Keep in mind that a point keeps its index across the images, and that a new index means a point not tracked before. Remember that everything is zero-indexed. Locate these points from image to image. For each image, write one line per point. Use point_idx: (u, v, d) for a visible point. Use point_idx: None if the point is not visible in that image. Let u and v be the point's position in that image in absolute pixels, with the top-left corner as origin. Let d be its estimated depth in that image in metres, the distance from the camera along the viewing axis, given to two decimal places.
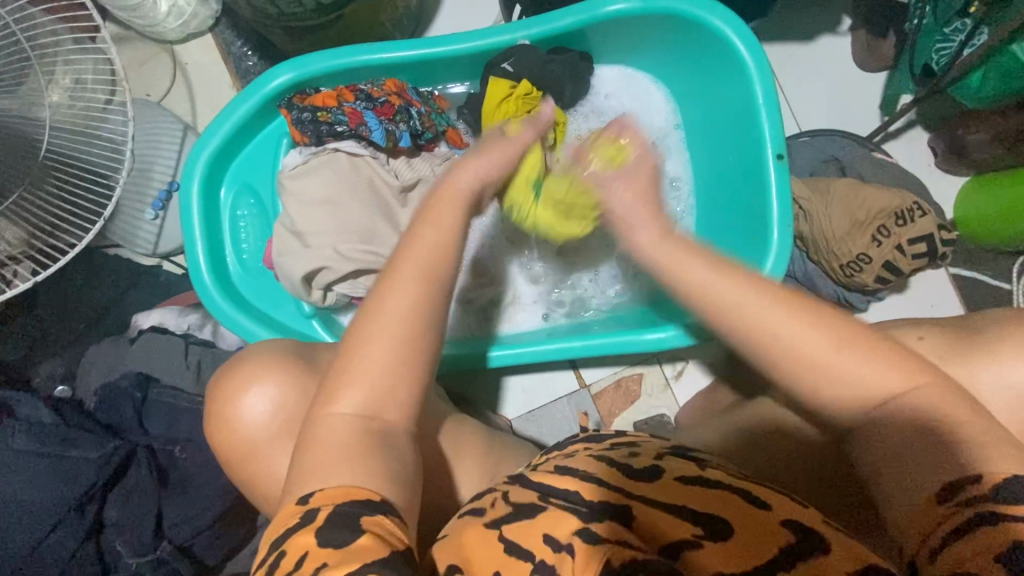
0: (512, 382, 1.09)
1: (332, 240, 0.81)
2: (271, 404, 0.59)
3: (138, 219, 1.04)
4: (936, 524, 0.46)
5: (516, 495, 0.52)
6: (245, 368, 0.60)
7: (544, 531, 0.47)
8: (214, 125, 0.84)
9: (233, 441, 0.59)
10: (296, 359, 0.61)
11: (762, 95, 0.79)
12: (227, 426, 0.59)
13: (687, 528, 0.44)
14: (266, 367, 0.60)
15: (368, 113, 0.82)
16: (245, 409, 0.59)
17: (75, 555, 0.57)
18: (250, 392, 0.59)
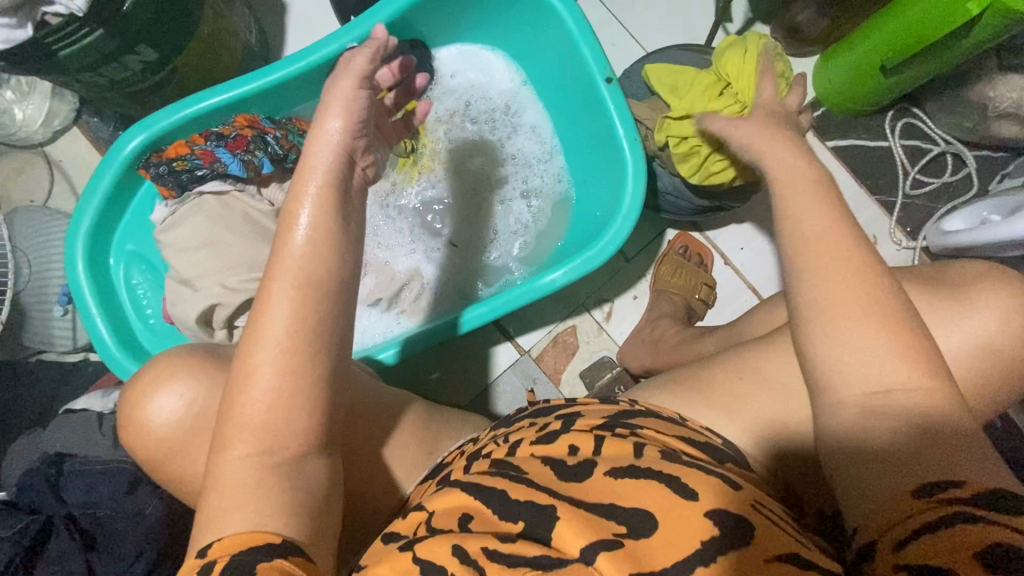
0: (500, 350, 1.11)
1: (218, 277, 0.83)
2: (182, 405, 0.59)
3: (49, 318, 1.06)
4: (908, 515, 0.42)
5: (437, 508, 0.50)
6: (147, 376, 0.61)
7: (454, 543, 0.45)
8: (83, 201, 0.86)
9: (151, 442, 0.60)
10: (202, 356, 0.62)
11: (575, 29, 0.84)
12: (146, 452, 0.61)
13: (608, 528, 0.44)
14: (171, 368, 0.61)
15: (220, 150, 0.85)
16: (150, 418, 0.60)
17: None
18: (155, 398, 0.60)
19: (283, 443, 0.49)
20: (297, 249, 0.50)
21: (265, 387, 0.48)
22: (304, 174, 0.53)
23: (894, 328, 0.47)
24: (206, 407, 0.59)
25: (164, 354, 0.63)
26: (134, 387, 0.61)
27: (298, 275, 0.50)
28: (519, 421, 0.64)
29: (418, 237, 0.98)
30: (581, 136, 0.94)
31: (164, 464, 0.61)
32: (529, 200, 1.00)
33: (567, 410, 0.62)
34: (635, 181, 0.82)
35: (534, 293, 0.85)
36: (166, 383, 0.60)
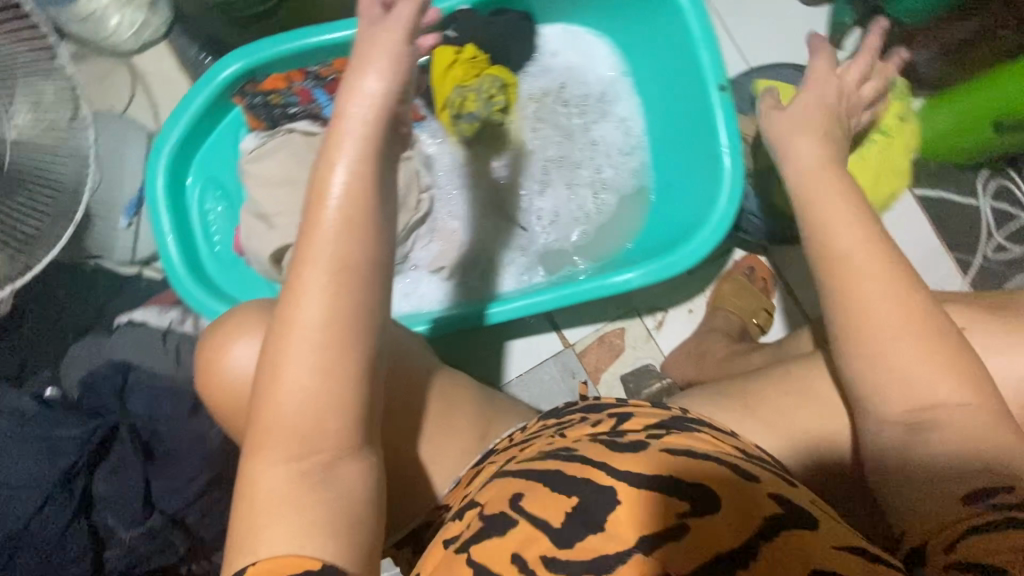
0: (511, 346, 1.10)
1: (295, 218, 0.82)
2: (254, 356, 0.58)
3: (112, 227, 1.06)
4: (954, 521, 0.44)
5: (484, 499, 0.46)
6: (230, 325, 0.61)
7: (514, 546, 0.40)
8: (171, 122, 0.86)
9: (223, 390, 0.60)
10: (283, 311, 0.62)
11: (698, 28, 0.81)
12: (214, 389, 0.61)
13: (672, 507, 0.41)
14: (248, 320, 0.60)
15: (318, 91, 0.84)
16: (230, 363, 0.59)
17: (66, 533, 0.58)
18: (232, 348, 0.59)
19: (366, 403, 0.49)
20: (336, 194, 0.49)
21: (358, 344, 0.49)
22: (341, 136, 0.51)
23: (933, 350, 0.48)
24: None
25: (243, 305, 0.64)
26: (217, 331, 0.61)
27: (346, 217, 0.48)
28: (570, 411, 0.63)
29: (487, 217, 0.97)
30: (677, 138, 0.92)
31: (231, 398, 0.61)
32: (605, 195, 0.98)
33: (618, 409, 0.60)
34: (730, 195, 0.80)
35: (597, 291, 0.84)
36: (238, 334, 0.59)
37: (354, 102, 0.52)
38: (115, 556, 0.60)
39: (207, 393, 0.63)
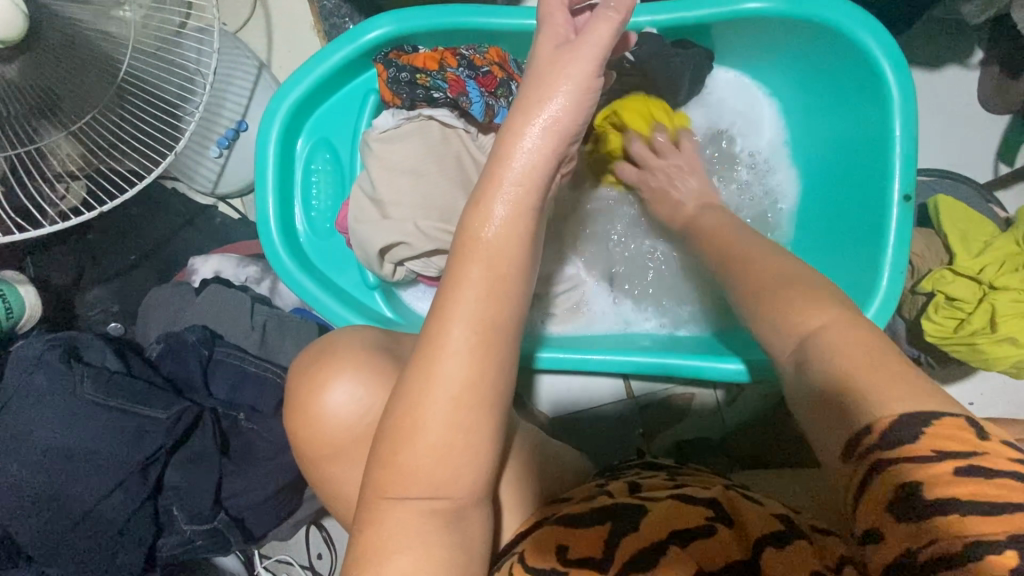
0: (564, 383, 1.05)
1: (412, 214, 0.76)
2: (354, 401, 0.54)
3: (201, 155, 0.99)
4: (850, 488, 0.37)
5: (531, 555, 0.47)
6: (331, 359, 0.56)
7: None
8: (301, 73, 0.78)
9: (318, 432, 0.55)
10: (382, 357, 0.57)
11: (900, 124, 0.72)
12: (305, 425, 0.56)
13: (696, 514, 0.46)
14: (350, 363, 0.56)
15: (470, 82, 0.76)
16: (329, 403, 0.55)
17: (132, 518, 0.53)
18: (332, 389, 0.55)
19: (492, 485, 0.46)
20: (488, 242, 0.44)
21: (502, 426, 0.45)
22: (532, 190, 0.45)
23: (807, 306, 0.44)
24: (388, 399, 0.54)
25: (348, 338, 0.59)
26: (316, 361, 0.57)
27: (494, 273, 0.44)
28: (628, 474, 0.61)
29: (591, 254, 0.91)
30: (829, 224, 0.84)
31: (318, 437, 0.55)
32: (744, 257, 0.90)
33: (689, 478, 0.58)
34: (877, 313, 0.71)
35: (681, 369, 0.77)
36: (341, 375, 0.55)
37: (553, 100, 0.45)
38: (170, 542, 0.56)
39: (290, 423, 0.58)
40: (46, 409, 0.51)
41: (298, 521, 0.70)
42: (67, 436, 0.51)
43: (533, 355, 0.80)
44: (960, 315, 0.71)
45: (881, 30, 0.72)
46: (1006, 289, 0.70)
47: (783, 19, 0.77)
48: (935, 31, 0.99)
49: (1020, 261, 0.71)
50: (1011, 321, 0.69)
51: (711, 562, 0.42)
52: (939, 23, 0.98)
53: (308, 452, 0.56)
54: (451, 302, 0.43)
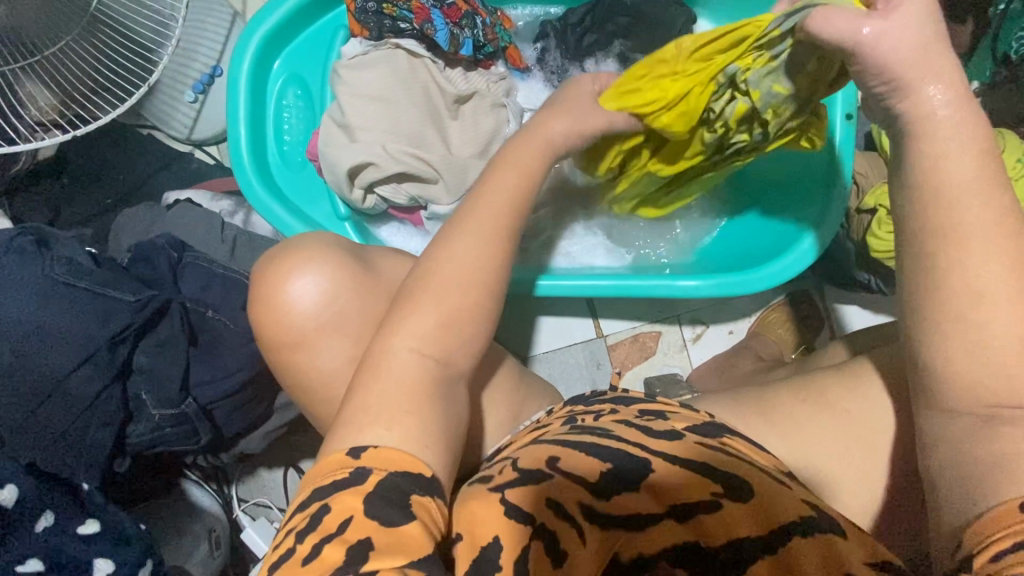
0: (547, 322, 1.08)
1: (380, 137, 0.80)
2: (320, 293, 0.56)
3: (177, 100, 1.01)
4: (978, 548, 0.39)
5: (523, 459, 0.49)
6: (291, 252, 0.58)
7: (551, 497, 0.44)
8: (270, 6, 0.81)
9: (279, 327, 0.56)
10: (345, 252, 0.59)
11: None
12: (266, 317, 0.57)
13: (706, 487, 0.45)
14: (312, 255, 0.57)
15: (435, 11, 0.80)
16: (293, 294, 0.56)
17: (100, 397, 0.55)
18: (296, 279, 0.56)
19: (447, 347, 0.50)
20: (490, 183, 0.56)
21: (452, 294, 0.51)
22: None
23: None
24: (347, 289, 0.56)
25: (311, 237, 0.60)
26: (282, 252, 0.58)
27: None
28: (598, 401, 0.62)
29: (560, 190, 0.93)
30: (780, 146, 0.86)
31: (278, 331, 0.57)
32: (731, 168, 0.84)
33: (650, 406, 0.59)
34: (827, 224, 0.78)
35: (660, 290, 0.81)
36: (307, 266, 0.56)
37: None
38: (139, 430, 0.59)
39: (254, 322, 0.59)
40: (15, 289, 0.54)
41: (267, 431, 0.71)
42: (37, 313, 0.53)
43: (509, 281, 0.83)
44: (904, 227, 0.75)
45: None
46: None
47: None
48: None
49: None
50: None
51: (710, 540, 0.43)
52: None
53: (271, 344, 0.58)
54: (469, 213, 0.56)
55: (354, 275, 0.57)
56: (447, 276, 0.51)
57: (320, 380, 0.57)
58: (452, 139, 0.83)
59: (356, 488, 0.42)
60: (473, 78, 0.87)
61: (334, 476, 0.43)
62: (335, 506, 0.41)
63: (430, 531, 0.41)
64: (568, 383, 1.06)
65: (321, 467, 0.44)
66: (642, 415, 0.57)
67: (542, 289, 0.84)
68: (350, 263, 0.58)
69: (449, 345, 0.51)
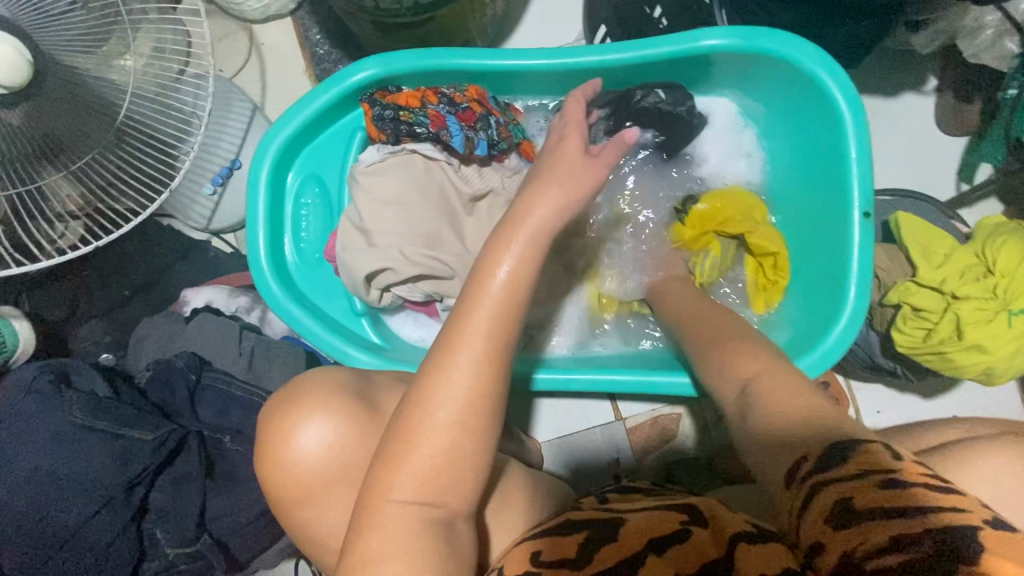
0: (562, 406, 1.06)
1: (398, 241, 0.81)
2: (324, 448, 0.55)
3: (196, 193, 1.03)
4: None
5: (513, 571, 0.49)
6: (289, 408, 0.56)
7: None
8: (290, 115, 0.83)
9: (287, 483, 0.55)
10: (349, 392, 0.58)
11: (855, 147, 0.77)
12: (275, 479, 0.56)
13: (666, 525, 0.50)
14: (315, 403, 0.56)
15: (450, 118, 0.81)
16: (296, 451, 0.55)
17: (115, 540, 0.54)
18: (300, 435, 0.55)
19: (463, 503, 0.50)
20: (503, 290, 0.52)
21: (476, 439, 0.50)
22: (517, 234, 0.55)
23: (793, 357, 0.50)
24: (352, 450, 0.55)
25: (313, 378, 0.58)
26: (284, 402, 0.57)
27: (513, 329, 0.52)
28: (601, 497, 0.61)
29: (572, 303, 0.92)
30: (821, 245, 0.83)
31: (294, 472, 0.55)
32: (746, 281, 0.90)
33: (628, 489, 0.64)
34: (847, 326, 0.74)
35: (676, 385, 0.79)
36: (308, 420, 0.55)
37: (552, 191, 0.57)
38: (153, 569, 0.56)
39: (263, 477, 0.59)
40: (35, 433, 0.53)
41: (282, 548, 0.69)
42: (56, 457, 0.53)
43: (532, 378, 0.82)
44: (941, 332, 0.73)
45: (833, 65, 0.77)
46: (966, 299, 0.72)
47: (745, 53, 0.81)
48: (891, 60, 1.05)
49: (983, 270, 0.74)
50: (977, 328, 0.71)
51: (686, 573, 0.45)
52: (892, 54, 1.04)
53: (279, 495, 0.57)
54: (489, 346, 0.51)
55: (362, 426, 0.56)
56: (472, 423, 0.50)
57: (340, 517, 0.55)
58: (467, 237, 0.85)
59: None
60: (488, 175, 0.88)
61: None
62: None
63: None
64: (588, 471, 1.03)
65: None
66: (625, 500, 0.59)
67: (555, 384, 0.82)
68: (353, 409, 0.56)
69: (459, 494, 0.50)
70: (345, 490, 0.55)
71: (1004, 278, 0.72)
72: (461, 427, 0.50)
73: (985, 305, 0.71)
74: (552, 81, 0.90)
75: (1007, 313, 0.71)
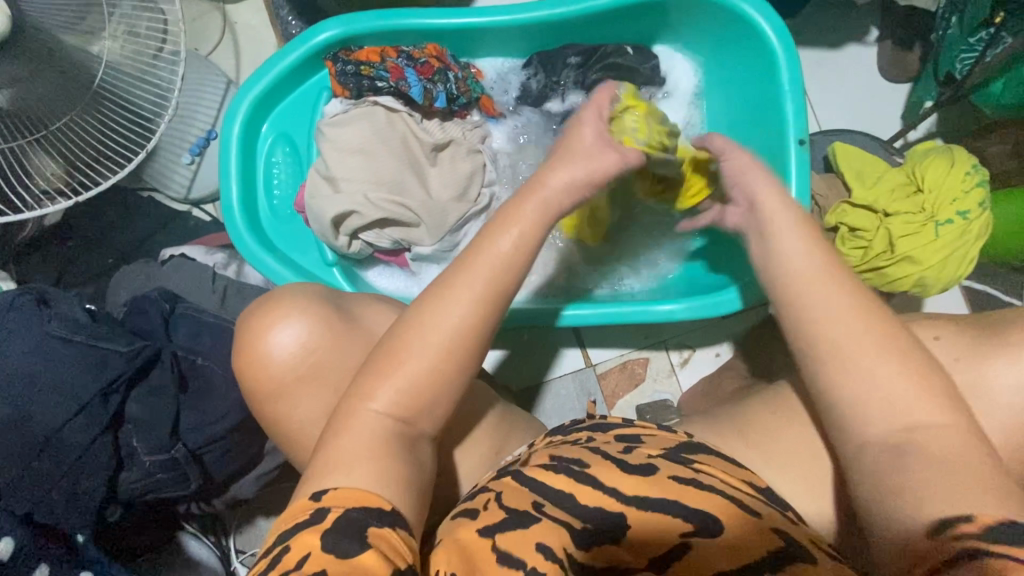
0: (536, 355, 1.09)
1: (362, 187, 0.85)
2: (291, 351, 0.60)
3: (174, 163, 1.08)
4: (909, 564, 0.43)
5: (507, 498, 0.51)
6: (259, 316, 0.61)
7: (538, 542, 0.47)
8: (257, 75, 0.88)
9: (261, 379, 0.61)
10: (317, 303, 0.63)
11: (788, 82, 0.81)
12: (249, 377, 0.61)
13: (676, 528, 0.48)
14: (284, 311, 0.61)
15: (409, 70, 0.86)
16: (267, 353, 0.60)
17: (93, 444, 0.58)
18: (270, 337, 0.60)
19: (423, 393, 0.53)
20: None
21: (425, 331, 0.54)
22: None
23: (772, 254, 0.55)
24: (317, 353, 0.60)
25: (286, 291, 0.64)
26: (257, 311, 0.62)
27: None
28: (575, 427, 0.63)
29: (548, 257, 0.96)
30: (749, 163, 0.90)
31: (268, 373, 0.60)
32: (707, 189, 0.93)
33: (628, 430, 0.60)
34: None
35: (643, 317, 0.84)
36: (279, 324, 0.61)
37: None
38: (130, 477, 0.61)
39: (242, 383, 0.63)
40: (17, 345, 0.57)
41: (258, 473, 0.72)
42: (36, 366, 0.57)
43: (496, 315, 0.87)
44: (875, 245, 0.77)
45: (764, 6, 0.82)
46: (896, 215, 0.77)
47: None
48: (834, 13, 1.10)
49: (913, 188, 0.79)
50: (907, 241, 0.76)
51: None
52: (834, 6, 1.10)
53: (253, 397, 0.62)
54: None
55: (326, 335, 0.61)
56: (421, 315, 0.54)
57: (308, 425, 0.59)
58: (432, 185, 0.89)
59: (314, 527, 0.45)
60: (449, 127, 0.93)
61: (296, 519, 0.46)
62: (295, 544, 0.44)
63: (391, 560, 0.44)
64: (561, 416, 1.07)
65: (289, 512, 0.47)
66: (618, 441, 0.57)
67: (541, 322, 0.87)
68: (318, 319, 0.61)
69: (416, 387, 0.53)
70: (314, 389, 0.60)
71: (931, 194, 0.76)
72: (412, 317, 0.54)
73: (915, 219, 0.76)
74: (506, 38, 0.94)
75: (935, 224, 0.75)
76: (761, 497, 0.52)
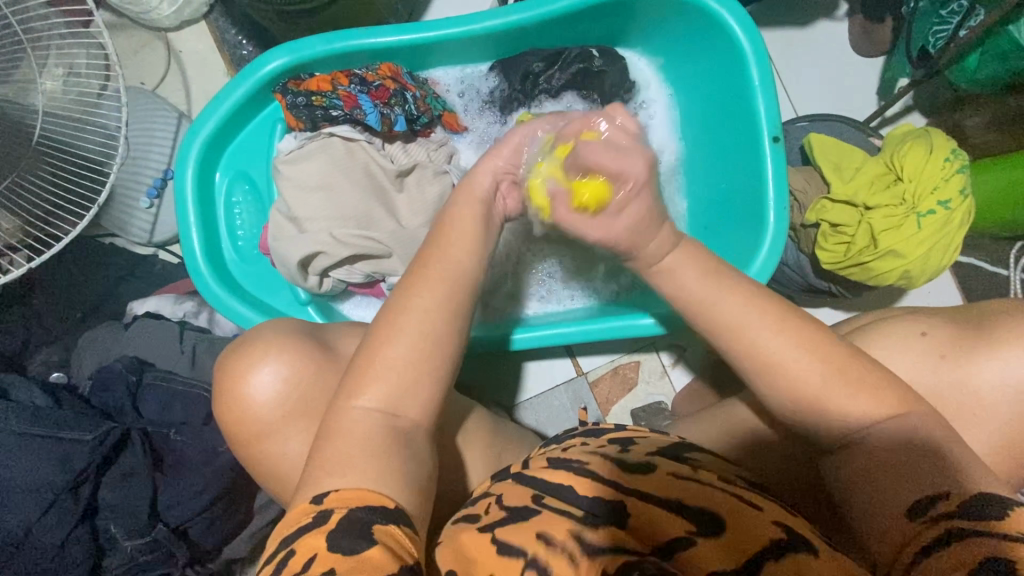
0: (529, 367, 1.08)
1: (327, 223, 0.82)
2: (264, 421, 0.58)
3: (133, 207, 1.04)
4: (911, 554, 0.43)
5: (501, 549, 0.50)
6: (226, 383, 0.59)
7: (540, 529, 0.45)
8: (206, 114, 0.83)
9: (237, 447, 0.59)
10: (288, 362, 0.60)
11: (758, 76, 0.78)
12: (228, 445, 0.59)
13: (679, 519, 0.43)
14: (248, 377, 0.59)
15: (363, 96, 0.82)
16: (237, 425, 0.59)
17: (69, 538, 0.59)
18: (239, 407, 0.58)
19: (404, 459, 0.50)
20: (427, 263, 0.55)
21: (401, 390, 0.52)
22: None
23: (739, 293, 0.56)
24: (293, 418, 0.58)
25: (255, 343, 0.61)
26: (224, 377, 0.60)
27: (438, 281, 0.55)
28: (570, 436, 0.60)
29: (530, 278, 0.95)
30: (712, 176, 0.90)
31: (244, 441, 0.58)
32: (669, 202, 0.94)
33: (619, 433, 0.57)
34: (772, 245, 0.77)
35: (626, 332, 0.82)
36: (247, 391, 0.59)
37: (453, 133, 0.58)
38: (115, 562, 0.62)
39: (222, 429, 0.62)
40: None
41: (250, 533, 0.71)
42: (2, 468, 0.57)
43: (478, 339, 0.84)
44: (861, 234, 0.75)
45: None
46: (875, 208, 0.75)
47: None
48: None
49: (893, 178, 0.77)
50: (890, 234, 0.74)
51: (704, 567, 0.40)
52: None
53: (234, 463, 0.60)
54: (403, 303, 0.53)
55: (300, 399, 0.59)
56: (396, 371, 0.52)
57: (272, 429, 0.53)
58: (400, 214, 0.85)
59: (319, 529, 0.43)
60: (413, 150, 0.89)
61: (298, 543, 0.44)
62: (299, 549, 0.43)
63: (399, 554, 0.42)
64: (556, 427, 1.06)
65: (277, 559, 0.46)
66: (614, 444, 0.54)
67: (519, 343, 0.85)
68: (289, 383, 0.59)
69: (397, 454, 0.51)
70: (297, 445, 0.58)
71: (911, 182, 0.74)
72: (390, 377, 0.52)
73: (895, 211, 0.74)
74: (462, 50, 0.90)
75: (918, 216, 0.74)
76: (767, 498, 0.47)
